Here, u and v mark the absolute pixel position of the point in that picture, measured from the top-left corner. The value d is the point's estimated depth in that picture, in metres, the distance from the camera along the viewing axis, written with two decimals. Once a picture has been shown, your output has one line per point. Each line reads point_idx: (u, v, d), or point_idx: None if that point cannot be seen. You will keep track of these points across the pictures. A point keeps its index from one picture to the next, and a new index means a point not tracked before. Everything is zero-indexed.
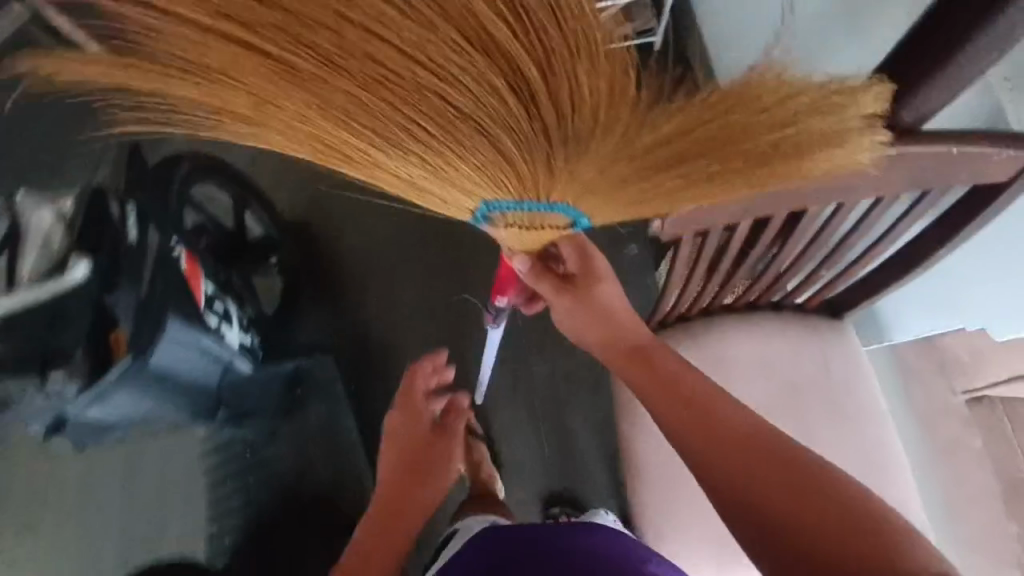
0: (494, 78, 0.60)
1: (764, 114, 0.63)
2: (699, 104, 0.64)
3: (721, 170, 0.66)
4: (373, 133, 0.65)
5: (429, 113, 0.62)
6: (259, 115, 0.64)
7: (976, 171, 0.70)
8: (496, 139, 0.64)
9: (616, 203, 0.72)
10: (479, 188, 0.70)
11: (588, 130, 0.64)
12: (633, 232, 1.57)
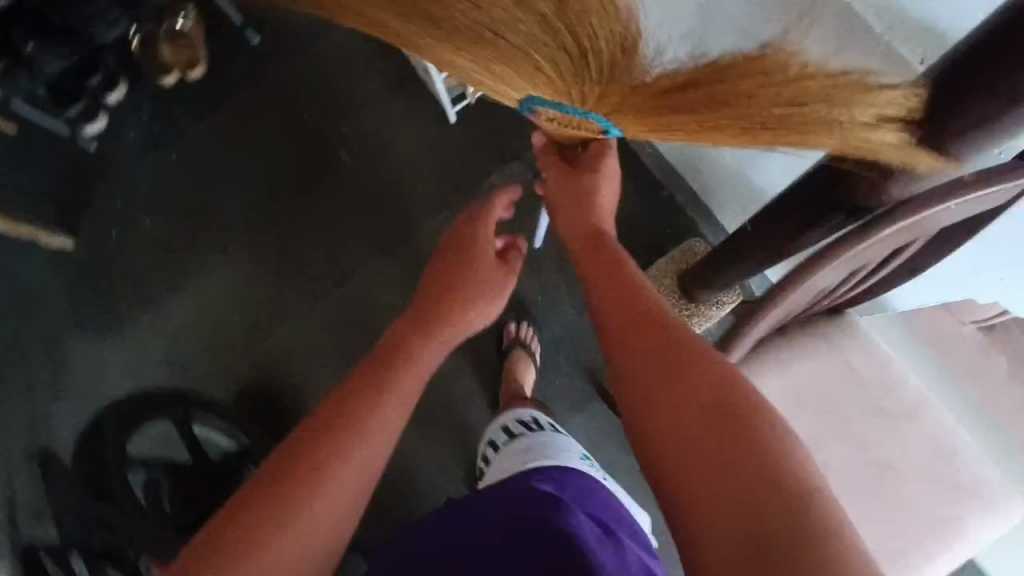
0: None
1: (770, 85, 0.70)
2: (712, 68, 0.73)
3: (732, 124, 0.74)
4: (429, 32, 0.80)
5: (472, 26, 0.77)
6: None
7: (972, 209, 0.78)
8: (524, 52, 0.77)
9: (642, 128, 0.80)
10: (516, 80, 0.81)
11: (611, 58, 0.75)
12: None
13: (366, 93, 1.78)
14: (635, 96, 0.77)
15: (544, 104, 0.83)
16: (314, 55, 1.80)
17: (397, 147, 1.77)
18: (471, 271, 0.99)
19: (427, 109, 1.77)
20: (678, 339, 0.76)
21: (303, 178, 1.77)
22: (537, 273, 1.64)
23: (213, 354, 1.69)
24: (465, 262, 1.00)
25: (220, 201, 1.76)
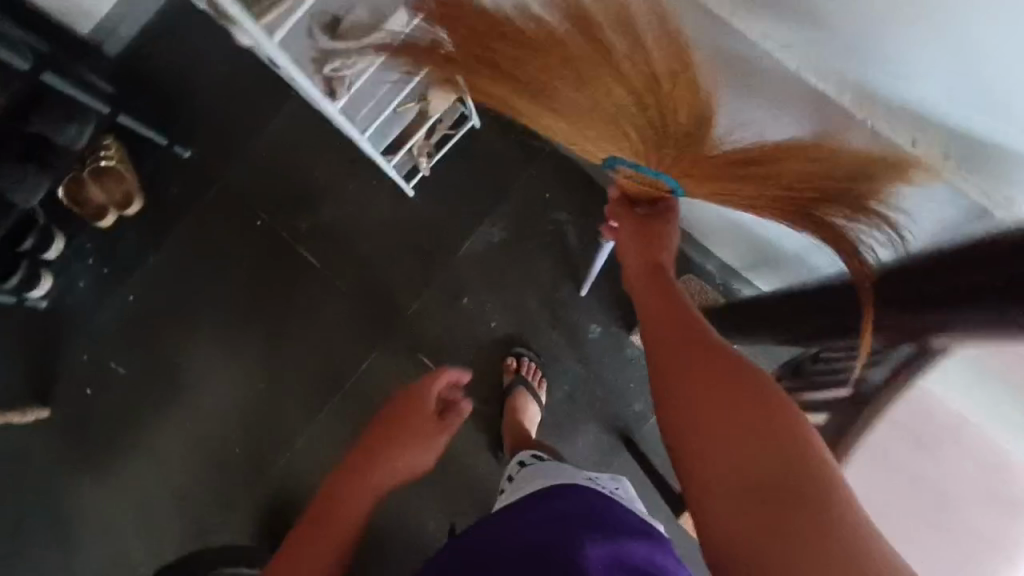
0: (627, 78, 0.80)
1: (816, 170, 0.80)
2: (773, 153, 0.82)
3: (784, 206, 0.83)
4: (544, 108, 0.86)
5: (586, 101, 0.83)
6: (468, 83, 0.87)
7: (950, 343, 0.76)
8: (619, 132, 0.84)
9: (708, 196, 0.86)
10: (607, 153, 0.87)
11: (693, 142, 0.81)
12: (588, 312, 1.58)
13: (317, 183, 1.66)
14: (715, 169, 0.83)
15: (625, 164, 0.86)
16: (253, 154, 1.66)
17: (362, 236, 1.64)
18: (403, 440, 1.13)
19: (385, 186, 1.64)
20: (714, 340, 0.71)
21: (273, 289, 1.67)
22: (536, 336, 1.59)
23: (220, 477, 1.64)
24: (414, 418, 1.16)
25: (192, 330, 1.67)
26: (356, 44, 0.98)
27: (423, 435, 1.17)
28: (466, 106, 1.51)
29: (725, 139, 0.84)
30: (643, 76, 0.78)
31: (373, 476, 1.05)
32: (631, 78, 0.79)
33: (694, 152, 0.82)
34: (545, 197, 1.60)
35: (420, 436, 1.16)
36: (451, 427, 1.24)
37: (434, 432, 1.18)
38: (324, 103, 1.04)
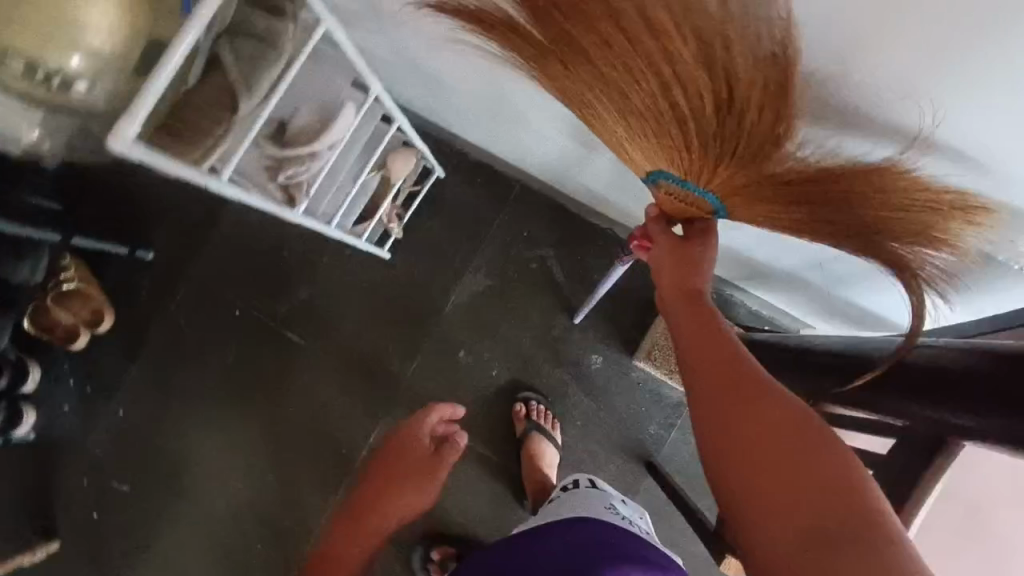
0: (701, 84, 0.67)
1: (886, 199, 0.69)
2: (848, 175, 0.69)
3: (838, 233, 0.74)
4: (599, 93, 0.75)
5: (648, 93, 0.71)
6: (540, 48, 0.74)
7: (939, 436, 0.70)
8: (671, 138, 0.74)
9: (753, 216, 0.77)
10: (646, 160, 0.79)
11: (748, 164, 0.71)
12: (587, 343, 1.54)
13: (289, 261, 1.61)
14: (764, 193, 0.73)
15: (669, 177, 0.77)
16: (218, 243, 1.61)
17: (345, 307, 1.60)
18: (410, 472, 1.21)
19: (359, 253, 1.60)
20: (774, 406, 0.60)
21: (263, 376, 1.61)
22: (538, 376, 1.55)
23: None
24: (404, 464, 1.22)
25: (190, 433, 1.61)
26: (306, 148, 0.94)
27: (409, 478, 1.20)
28: (427, 160, 1.48)
29: (796, 153, 0.70)
30: (725, 83, 0.66)
31: (373, 518, 1.14)
32: (720, 86, 0.67)
33: (754, 173, 0.71)
34: (524, 235, 1.56)
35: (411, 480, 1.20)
36: (446, 463, 1.24)
37: (423, 478, 1.20)
38: (293, 213, 0.95)
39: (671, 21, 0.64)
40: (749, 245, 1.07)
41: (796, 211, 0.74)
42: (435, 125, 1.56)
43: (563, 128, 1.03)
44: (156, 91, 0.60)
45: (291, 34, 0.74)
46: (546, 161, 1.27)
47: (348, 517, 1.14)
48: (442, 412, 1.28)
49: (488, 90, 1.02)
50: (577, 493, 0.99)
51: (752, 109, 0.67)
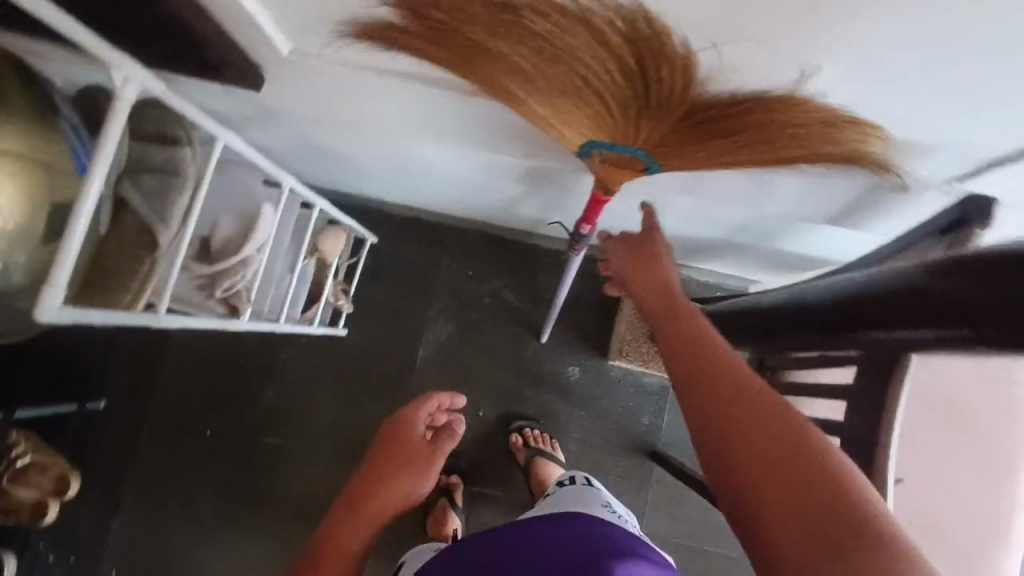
0: (603, 56, 0.52)
1: (824, 139, 0.58)
2: (787, 125, 0.57)
3: (790, 162, 0.64)
4: (505, 71, 0.57)
5: (550, 80, 0.57)
6: (420, 27, 0.54)
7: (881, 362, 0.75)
8: (591, 112, 0.60)
9: (695, 164, 0.67)
10: (588, 127, 0.64)
11: (674, 121, 0.60)
12: (559, 355, 1.56)
13: (248, 368, 1.57)
14: (695, 147, 0.64)
15: (602, 147, 0.67)
16: (171, 372, 1.57)
17: (316, 396, 1.57)
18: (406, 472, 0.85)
19: (316, 338, 1.58)
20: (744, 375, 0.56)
21: (253, 489, 1.55)
22: (523, 402, 1.56)
23: None
24: (402, 451, 0.88)
25: (192, 568, 1.53)
26: (235, 258, 0.93)
27: (413, 466, 0.87)
28: (358, 232, 1.47)
29: (728, 92, 0.55)
30: (618, 62, 0.52)
31: (377, 502, 0.80)
32: (623, 53, 0.51)
33: (684, 123, 0.60)
34: (470, 274, 1.58)
35: (411, 470, 0.86)
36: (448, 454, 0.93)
37: (425, 459, 0.88)
38: (242, 322, 0.95)
39: (524, 23, 0.50)
40: (678, 229, 1.11)
41: (740, 154, 0.63)
42: (353, 196, 1.57)
43: (475, 176, 1.06)
44: (75, 250, 0.58)
45: (190, 159, 0.76)
46: (470, 200, 1.29)
47: (346, 501, 0.80)
48: (442, 401, 0.95)
49: (395, 155, 1.05)
50: (568, 488, 0.92)
51: (652, 81, 0.54)
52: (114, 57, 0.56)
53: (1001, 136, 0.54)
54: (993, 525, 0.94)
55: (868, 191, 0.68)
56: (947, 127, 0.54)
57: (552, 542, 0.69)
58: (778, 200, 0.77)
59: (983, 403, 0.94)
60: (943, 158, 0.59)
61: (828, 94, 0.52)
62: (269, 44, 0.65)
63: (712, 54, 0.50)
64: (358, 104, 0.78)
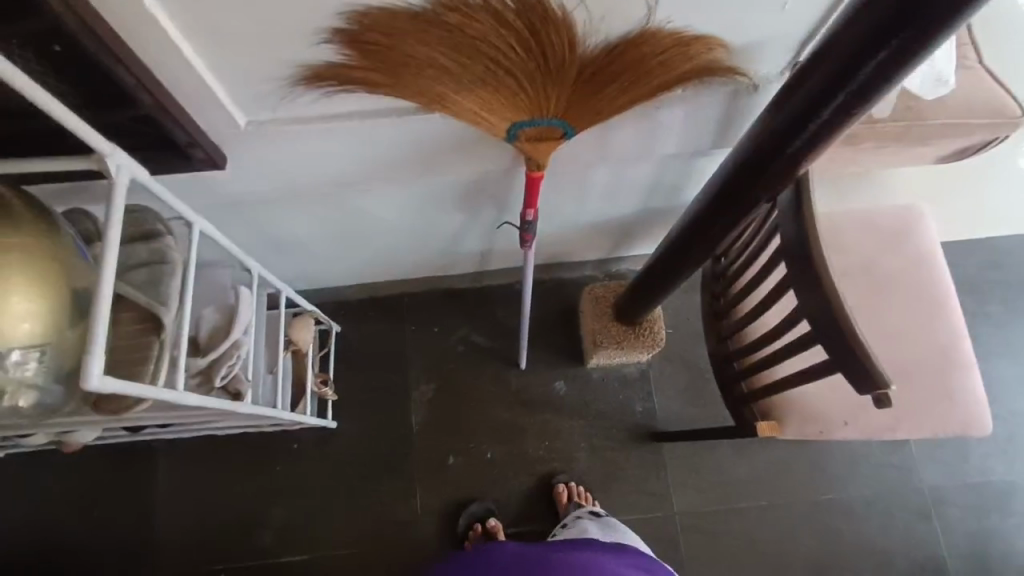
0: (506, 34, 0.67)
1: (679, 59, 0.76)
2: (650, 53, 0.74)
3: (664, 90, 0.81)
4: (434, 73, 0.71)
5: (470, 71, 0.71)
6: (361, 50, 0.69)
7: (770, 228, 0.90)
8: (508, 92, 0.75)
9: (600, 118, 0.82)
10: (509, 109, 0.78)
11: (573, 80, 0.75)
12: (544, 374, 1.60)
13: (246, 495, 1.50)
14: (595, 101, 0.79)
15: (524, 125, 0.80)
16: (167, 526, 1.48)
17: (323, 499, 1.51)
18: None
19: (308, 441, 1.54)
20: None
21: None
22: (521, 430, 1.57)
23: None
24: None
25: None
26: (226, 342, 0.98)
27: None
28: (321, 322, 1.53)
29: (601, 36, 0.72)
30: (518, 35, 0.68)
31: None
32: (519, 27, 0.66)
33: (580, 78, 0.75)
34: (435, 329, 1.62)
35: None
36: None
37: None
38: (245, 404, 1.00)
39: (441, 21, 0.65)
40: (593, 211, 1.27)
41: (628, 94, 0.79)
42: (308, 294, 1.62)
43: (419, 212, 1.17)
44: (102, 324, 0.63)
45: (172, 245, 0.82)
46: (415, 250, 1.38)
47: None
48: None
49: (340, 217, 1.14)
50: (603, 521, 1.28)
51: (547, 45, 0.69)
52: (107, 148, 0.65)
53: (794, 17, 0.74)
54: (935, 350, 1.15)
55: (728, 102, 0.88)
56: (760, 20, 0.73)
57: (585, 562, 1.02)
58: (668, 139, 0.94)
59: (880, 257, 1.20)
60: (768, 50, 0.79)
61: (672, 18, 0.71)
62: (228, 119, 0.79)
63: (582, 10, 0.67)
64: (307, 160, 0.89)
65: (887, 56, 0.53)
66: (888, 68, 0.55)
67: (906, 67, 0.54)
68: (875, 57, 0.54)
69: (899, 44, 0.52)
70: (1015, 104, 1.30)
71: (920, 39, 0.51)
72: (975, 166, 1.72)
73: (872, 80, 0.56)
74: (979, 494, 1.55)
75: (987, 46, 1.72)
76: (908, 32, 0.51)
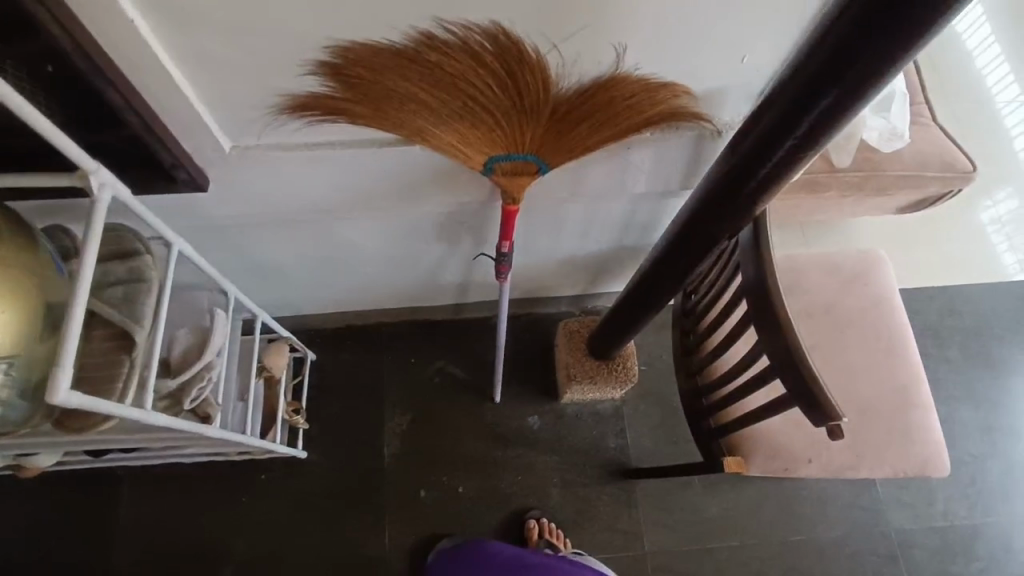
0: (483, 73, 0.71)
1: (647, 102, 0.81)
2: (618, 95, 0.79)
3: (633, 131, 0.86)
4: (414, 106, 0.75)
5: (449, 106, 0.75)
6: (345, 84, 0.72)
7: (733, 265, 0.94)
8: (485, 127, 0.78)
9: (573, 154, 0.86)
10: (486, 144, 0.81)
11: (547, 117, 0.79)
12: (519, 407, 1.60)
13: (209, 527, 1.46)
14: (568, 138, 0.83)
15: (500, 159, 0.84)
16: (126, 557, 1.43)
17: (289, 532, 1.47)
18: None
19: (277, 471, 1.51)
20: None
21: None
22: (494, 464, 1.56)
23: None
24: None
25: None
26: (199, 364, 0.97)
27: None
28: (296, 350, 1.53)
29: (573, 78, 0.76)
30: (495, 74, 0.72)
31: None
32: (496, 66, 0.71)
33: (554, 116, 0.79)
34: (412, 360, 1.63)
35: None
36: None
37: None
38: (215, 427, 0.99)
39: (422, 59, 0.69)
40: (567, 246, 1.31)
41: (600, 133, 0.83)
42: (284, 322, 1.62)
43: (398, 242, 1.19)
44: (74, 340, 0.63)
45: (151, 263, 0.83)
46: (393, 280, 1.40)
47: None
48: None
49: (319, 244, 1.16)
50: (585, 556, 1.36)
51: (522, 84, 0.73)
52: (92, 164, 0.66)
53: (752, 69, 0.80)
54: (895, 390, 1.19)
55: (694, 147, 0.93)
56: (722, 70, 0.79)
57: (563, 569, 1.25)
58: (638, 179, 0.99)
59: (840, 299, 1.25)
60: (730, 99, 0.85)
61: (640, 65, 0.76)
62: (214, 142, 0.82)
63: (555, 55, 0.72)
64: (289, 186, 0.91)
65: (829, 102, 0.58)
66: (830, 114, 0.60)
67: (848, 112, 0.59)
68: (818, 103, 0.59)
69: (837, 93, 0.57)
70: (964, 159, 1.39)
71: (857, 88, 0.56)
72: (933, 218, 1.81)
73: (818, 123, 0.61)
74: (944, 537, 1.57)
75: (940, 107, 1.84)
76: (843, 82, 0.56)
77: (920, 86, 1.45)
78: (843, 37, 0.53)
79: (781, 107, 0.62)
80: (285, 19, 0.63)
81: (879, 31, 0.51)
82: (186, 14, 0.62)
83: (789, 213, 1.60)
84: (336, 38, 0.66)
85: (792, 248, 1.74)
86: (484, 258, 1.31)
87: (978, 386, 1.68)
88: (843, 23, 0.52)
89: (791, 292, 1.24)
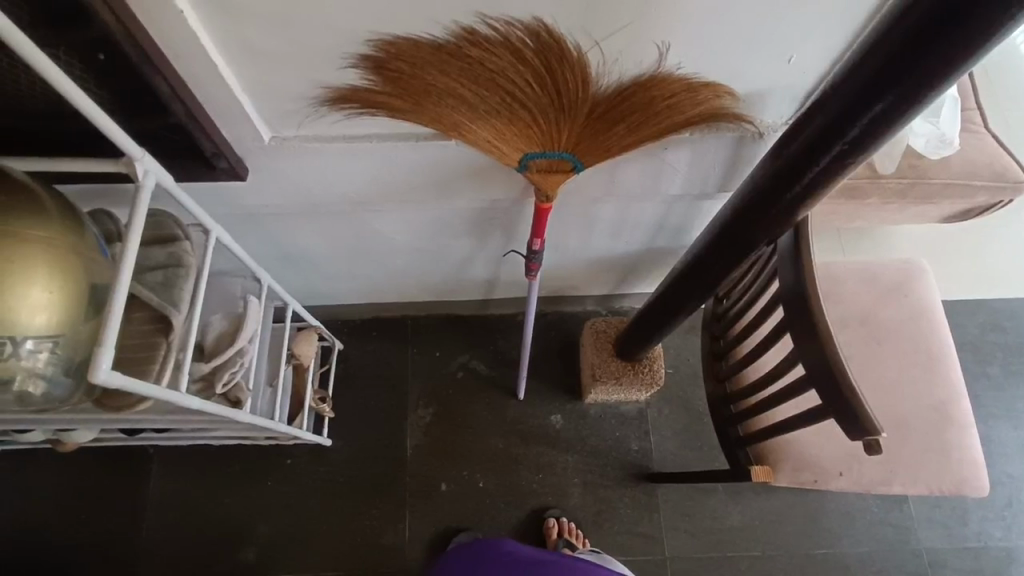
0: (522, 71, 0.71)
1: (685, 101, 0.79)
2: (655, 95, 0.77)
3: (670, 130, 0.84)
4: (453, 100, 0.75)
5: (487, 101, 0.75)
6: (385, 79, 0.73)
7: (770, 271, 0.92)
8: (523, 122, 0.78)
9: (608, 153, 0.85)
10: (521, 140, 0.81)
11: (584, 116, 0.78)
12: (543, 405, 1.60)
13: (234, 508, 1.49)
14: (604, 136, 0.81)
15: (536, 157, 0.84)
16: (154, 533, 1.47)
17: (311, 517, 1.50)
18: None
19: (301, 457, 1.54)
20: None
21: None
22: (516, 462, 1.55)
23: None
24: None
25: None
26: (231, 348, 1.00)
27: None
28: (324, 339, 1.55)
29: (612, 76, 0.75)
30: (534, 71, 0.71)
31: None
32: (537, 64, 0.70)
33: (592, 113, 0.78)
34: (437, 354, 1.64)
35: None
36: None
37: None
38: (246, 411, 1.01)
39: (462, 54, 0.69)
40: (597, 244, 1.29)
41: (635, 131, 0.81)
42: (313, 312, 1.64)
43: (429, 237, 1.20)
44: (115, 322, 0.65)
45: (189, 250, 0.85)
46: (421, 273, 1.41)
47: None
48: None
49: (350, 236, 1.17)
50: (603, 556, 1.35)
51: (562, 82, 0.73)
52: (138, 152, 0.68)
53: (798, 70, 0.78)
54: (935, 407, 1.15)
55: (733, 147, 0.91)
56: (766, 70, 0.77)
57: (564, 564, 1.20)
58: (673, 179, 0.98)
59: (879, 309, 1.22)
60: (773, 100, 0.83)
61: (683, 64, 0.75)
62: (254, 133, 0.83)
63: (596, 52, 0.71)
64: (325, 177, 0.92)
65: (881, 110, 0.56)
66: (883, 121, 0.57)
67: (900, 120, 0.57)
68: (870, 110, 0.57)
69: (890, 100, 0.55)
70: (1016, 168, 1.33)
71: (912, 97, 0.54)
72: (979, 231, 1.75)
73: (870, 130, 0.59)
74: (977, 560, 1.51)
75: (992, 115, 1.76)
76: (898, 90, 0.54)
77: (971, 91, 1.39)
78: (899, 43, 0.51)
79: (829, 113, 0.60)
80: (329, 12, 0.63)
81: (939, 40, 0.49)
82: (230, 5, 0.63)
83: (827, 219, 1.56)
84: (379, 31, 0.67)
85: (829, 255, 1.70)
86: (513, 255, 1.31)
87: (1020, 405, 1.62)
88: (902, 28, 0.51)
89: (826, 300, 1.21)
